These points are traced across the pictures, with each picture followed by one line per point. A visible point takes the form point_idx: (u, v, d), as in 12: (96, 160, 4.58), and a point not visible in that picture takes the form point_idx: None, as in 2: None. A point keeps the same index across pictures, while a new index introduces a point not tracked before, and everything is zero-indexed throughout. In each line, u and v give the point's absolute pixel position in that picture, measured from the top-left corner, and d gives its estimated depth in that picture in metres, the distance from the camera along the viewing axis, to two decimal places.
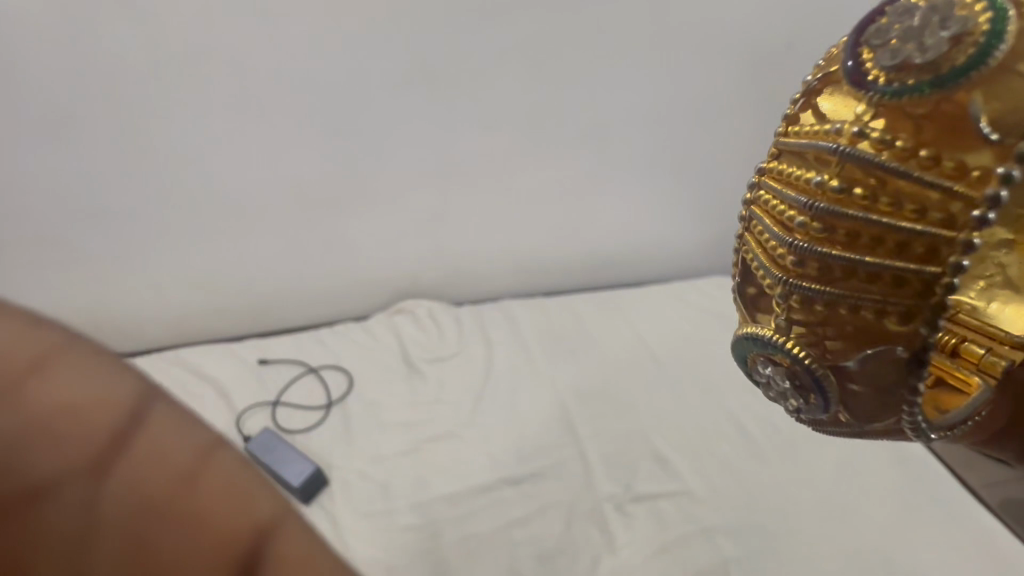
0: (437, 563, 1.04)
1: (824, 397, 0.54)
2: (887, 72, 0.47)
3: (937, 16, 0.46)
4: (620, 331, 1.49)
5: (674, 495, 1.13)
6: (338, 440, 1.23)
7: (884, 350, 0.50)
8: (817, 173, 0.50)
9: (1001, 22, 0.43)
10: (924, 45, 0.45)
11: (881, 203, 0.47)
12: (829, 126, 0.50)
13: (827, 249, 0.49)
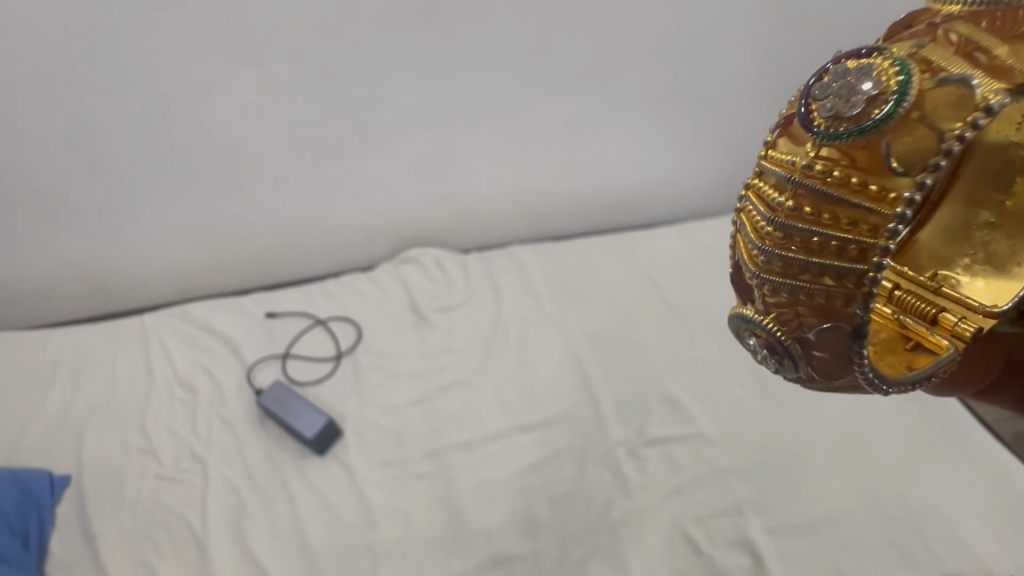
0: (454, 509, 1.06)
1: (795, 364, 0.63)
2: (825, 119, 0.54)
3: (860, 78, 0.53)
4: (631, 275, 1.46)
5: (687, 438, 1.12)
6: (350, 392, 1.23)
7: (833, 328, 0.58)
8: (779, 194, 0.58)
9: (906, 87, 0.50)
10: (851, 101, 0.52)
11: (823, 220, 0.55)
12: (788, 158, 0.57)
13: (788, 253, 0.58)
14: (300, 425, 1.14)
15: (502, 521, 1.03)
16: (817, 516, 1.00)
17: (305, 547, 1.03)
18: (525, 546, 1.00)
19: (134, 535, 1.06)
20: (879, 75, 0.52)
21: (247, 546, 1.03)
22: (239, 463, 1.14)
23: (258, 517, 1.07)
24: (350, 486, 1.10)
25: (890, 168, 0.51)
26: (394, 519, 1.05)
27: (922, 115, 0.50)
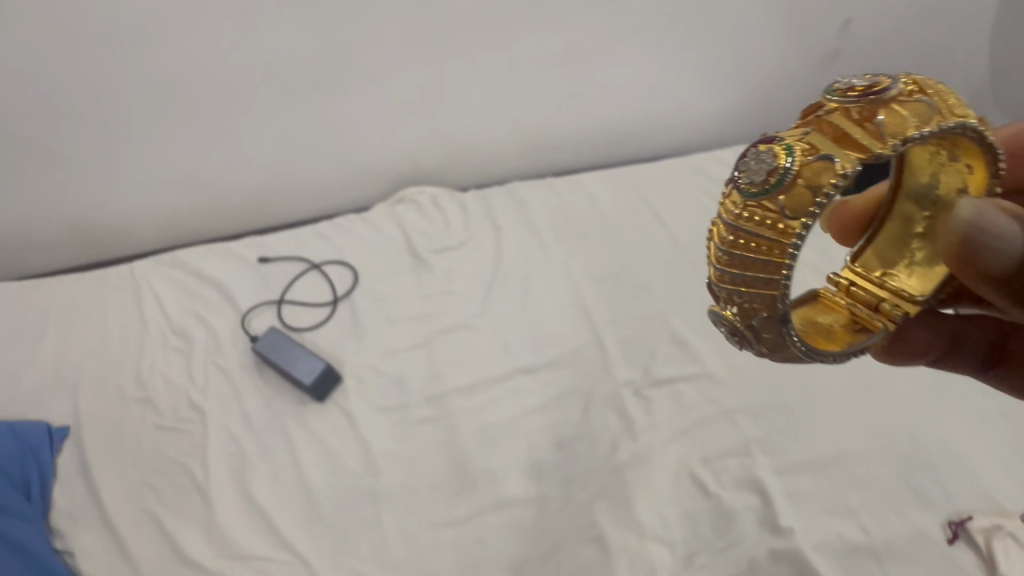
0: (456, 453, 1.04)
1: (745, 351, 0.71)
2: (743, 182, 0.65)
3: (761, 155, 0.65)
4: (636, 211, 1.40)
5: (694, 378, 1.09)
6: (347, 337, 1.20)
7: (765, 325, 0.68)
8: (720, 230, 0.68)
9: (791, 158, 0.63)
10: (757, 171, 0.64)
11: (744, 251, 0.65)
12: (723, 207, 0.68)
13: (729, 270, 0.67)
14: (297, 371, 1.11)
15: (505, 464, 1.02)
16: (827, 454, 0.98)
17: (308, 493, 1.02)
18: (530, 489, 0.99)
19: (137, 484, 1.06)
20: (771, 151, 0.64)
21: (250, 494, 1.03)
22: (238, 410, 1.12)
23: (260, 464, 1.06)
24: (351, 431, 1.08)
25: (783, 212, 0.63)
26: (396, 464, 1.04)
27: (805, 178, 0.62)
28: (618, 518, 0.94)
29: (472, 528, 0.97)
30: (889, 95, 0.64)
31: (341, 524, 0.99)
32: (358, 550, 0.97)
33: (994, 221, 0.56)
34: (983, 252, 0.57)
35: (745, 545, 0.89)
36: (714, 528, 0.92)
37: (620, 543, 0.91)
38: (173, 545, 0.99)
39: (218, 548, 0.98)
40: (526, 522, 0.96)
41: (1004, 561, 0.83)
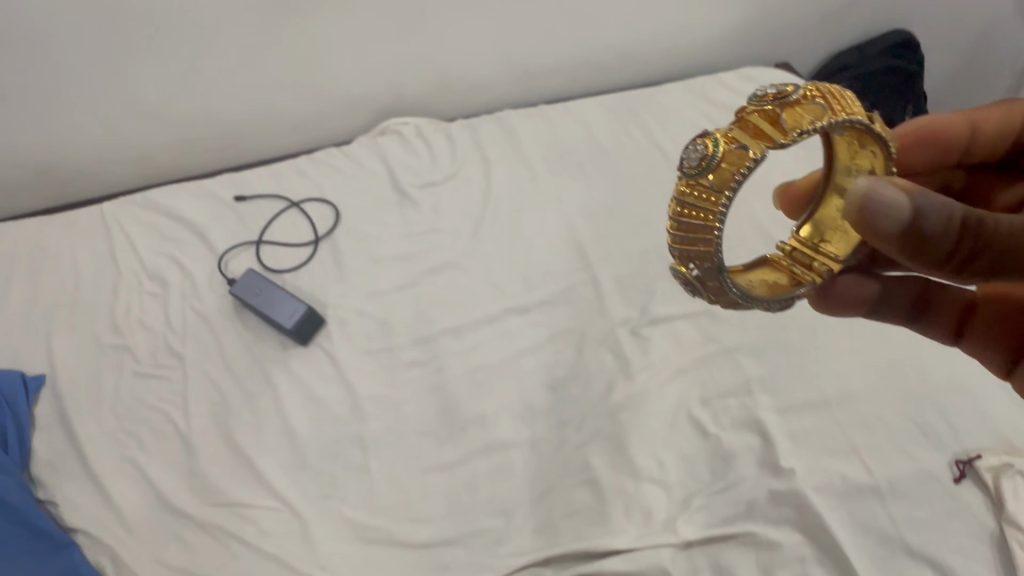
0: (446, 397, 1.00)
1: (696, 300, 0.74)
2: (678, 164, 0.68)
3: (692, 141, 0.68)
4: (634, 140, 1.31)
5: (693, 316, 1.04)
6: (330, 279, 1.14)
7: (708, 279, 0.71)
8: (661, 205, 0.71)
9: (717, 144, 0.66)
10: (689, 156, 0.67)
11: (684, 222, 0.69)
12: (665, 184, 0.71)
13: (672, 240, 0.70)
14: (279, 315, 1.06)
15: (497, 408, 0.98)
16: (831, 393, 0.94)
17: (294, 440, 0.99)
18: (521, 431, 0.96)
19: (117, 433, 1.03)
20: (698, 140, 0.67)
21: (234, 441, 1.00)
22: (219, 357, 1.08)
23: (243, 411, 1.02)
24: (337, 376, 1.04)
25: (711, 188, 0.67)
26: (384, 409, 1.01)
27: (728, 162, 0.66)
28: (612, 462, 0.91)
29: (464, 472, 0.94)
30: (796, 92, 0.68)
31: (329, 470, 0.97)
32: (349, 496, 0.95)
33: (882, 196, 0.58)
34: (875, 225, 0.60)
35: (745, 486, 0.86)
36: (712, 469, 0.89)
37: (616, 486, 0.88)
38: (158, 493, 0.97)
39: (206, 496, 0.96)
40: (519, 466, 0.93)
41: (1012, 501, 0.80)
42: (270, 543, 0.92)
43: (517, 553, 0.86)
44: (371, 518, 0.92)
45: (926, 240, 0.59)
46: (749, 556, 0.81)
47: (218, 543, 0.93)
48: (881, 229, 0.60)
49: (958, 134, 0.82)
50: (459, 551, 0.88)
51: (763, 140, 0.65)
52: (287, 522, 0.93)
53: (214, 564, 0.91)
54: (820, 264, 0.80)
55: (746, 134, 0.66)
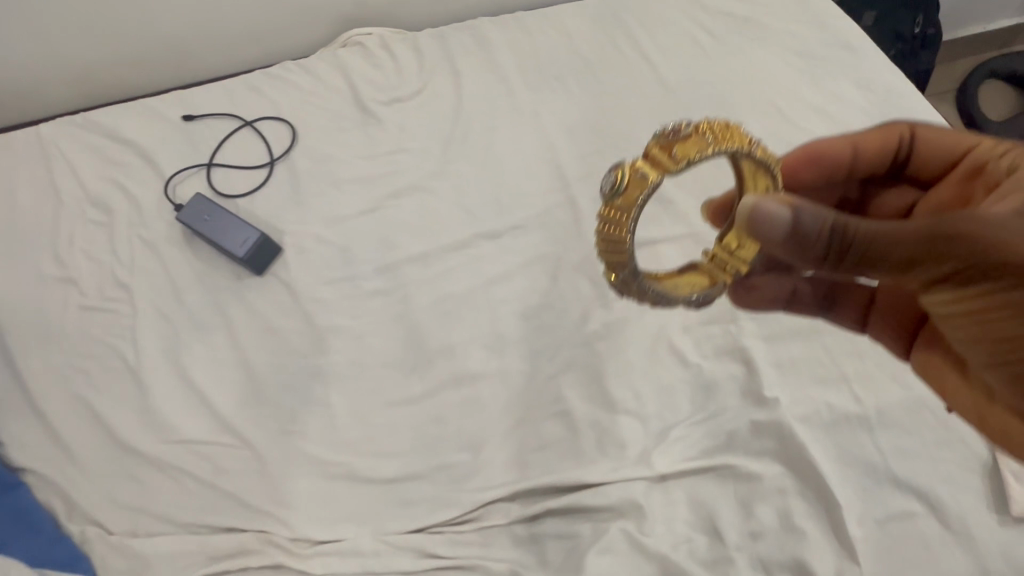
0: (412, 329, 0.94)
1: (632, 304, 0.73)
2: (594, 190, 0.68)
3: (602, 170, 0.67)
4: (620, 50, 1.19)
5: (678, 239, 0.96)
6: (287, 204, 1.05)
7: (634, 288, 0.71)
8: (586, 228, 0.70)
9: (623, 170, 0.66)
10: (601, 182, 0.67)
11: (605, 243, 0.68)
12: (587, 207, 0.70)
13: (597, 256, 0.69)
14: (231, 243, 0.98)
15: (466, 338, 0.92)
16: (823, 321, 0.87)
17: (250, 374, 0.93)
18: (492, 363, 0.90)
19: (64, 370, 0.96)
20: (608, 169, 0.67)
21: (188, 377, 0.94)
22: (170, 289, 1.00)
23: (197, 345, 0.96)
24: (295, 308, 0.97)
25: (622, 209, 0.66)
26: (347, 341, 0.94)
27: (634, 187, 0.65)
28: (587, 393, 0.86)
29: (430, 406, 0.89)
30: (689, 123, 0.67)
31: (288, 404, 0.91)
32: (309, 431, 0.89)
33: (761, 206, 0.58)
34: (756, 231, 0.60)
35: (726, 417, 0.81)
36: (693, 400, 0.83)
37: (590, 418, 0.83)
38: (110, 431, 0.92)
39: (159, 433, 0.91)
40: (489, 399, 0.88)
41: None
42: (227, 480, 0.87)
43: (484, 488, 0.82)
44: (331, 453, 0.88)
45: (800, 245, 0.58)
46: (728, 488, 0.77)
47: (174, 481, 0.88)
48: (765, 235, 0.59)
49: (843, 160, 0.79)
50: (425, 486, 0.84)
51: (658, 172, 0.66)
52: (246, 458, 0.89)
53: (170, 502, 0.87)
54: (732, 271, 0.76)
55: (647, 163, 0.66)
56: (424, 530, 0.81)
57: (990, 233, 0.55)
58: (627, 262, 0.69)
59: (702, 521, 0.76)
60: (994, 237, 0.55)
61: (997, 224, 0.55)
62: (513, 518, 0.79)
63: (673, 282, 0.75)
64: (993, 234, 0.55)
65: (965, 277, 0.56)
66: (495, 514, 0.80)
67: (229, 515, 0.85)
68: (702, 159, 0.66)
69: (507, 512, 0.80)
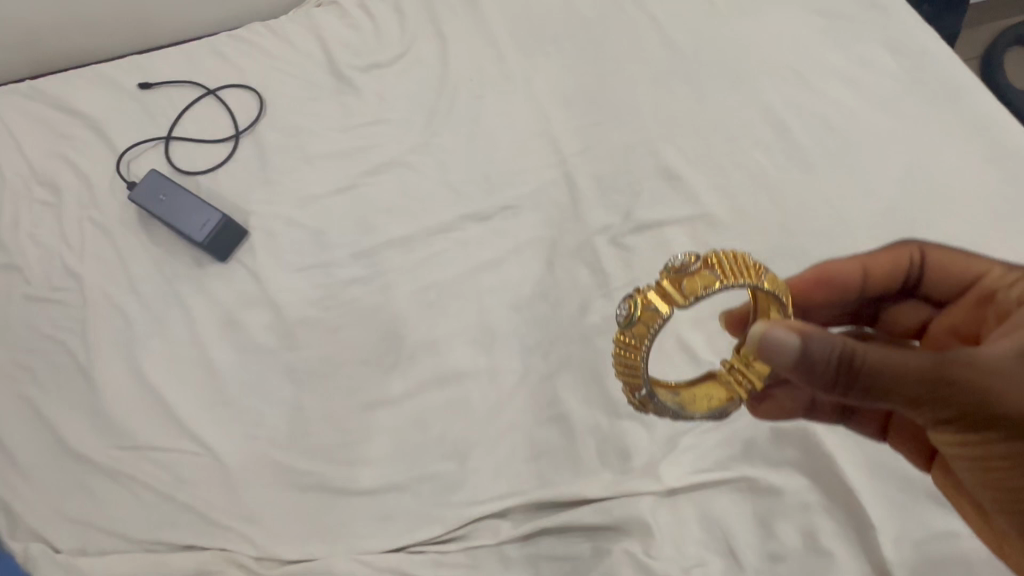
0: (390, 321, 0.84)
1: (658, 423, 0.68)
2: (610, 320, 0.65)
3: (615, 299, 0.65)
4: (622, 5, 1.06)
5: (688, 222, 0.86)
6: (253, 182, 0.95)
7: (656, 410, 0.66)
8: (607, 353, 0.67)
9: (632, 302, 0.63)
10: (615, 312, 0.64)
11: (623, 372, 0.64)
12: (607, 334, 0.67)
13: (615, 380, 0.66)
14: (190, 226, 0.88)
15: (451, 333, 0.82)
16: None
17: (213, 373, 0.84)
18: (480, 361, 0.80)
19: (7, 368, 0.87)
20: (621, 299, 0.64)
21: (143, 375, 0.85)
22: (123, 277, 0.90)
23: (152, 340, 0.87)
24: (263, 298, 0.88)
25: (635, 342, 0.63)
26: (319, 336, 0.85)
27: (645, 320, 0.62)
28: (586, 396, 0.77)
29: (412, 408, 0.79)
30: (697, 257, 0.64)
31: (255, 407, 0.82)
32: (277, 437, 0.81)
33: (771, 334, 0.51)
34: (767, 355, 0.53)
35: (742, 423, 0.73)
36: None
37: (589, 424, 0.75)
38: (58, 437, 0.82)
39: (112, 438, 0.82)
40: (477, 401, 0.78)
41: None
42: (187, 492, 0.79)
43: (472, 502, 0.73)
44: (301, 461, 0.79)
45: (809, 374, 0.51)
46: (744, 502, 0.69)
47: (128, 493, 0.79)
48: (773, 359, 0.53)
49: (855, 279, 0.70)
50: (406, 498, 0.75)
51: (669, 303, 0.62)
52: (208, 467, 0.80)
53: (123, 516, 0.78)
54: (748, 384, 0.67)
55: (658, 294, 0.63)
56: (403, 549, 0.72)
57: (995, 374, 0.51)
58: (639, 383, 0.64)
59: (715, 540, 0.67)
60: (999, 377, 0.51)
61: (1001, 364, 0.51)
62: (504, 537, 0.71)
63: (683, 397, 0.68)
64: (999, 374, 0.51)
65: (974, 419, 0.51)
66: (484, 531, 0.72)
67: (187, 531, 0.76)
68: (711, 292, 0.62)
69: (496, 530, 0.71)
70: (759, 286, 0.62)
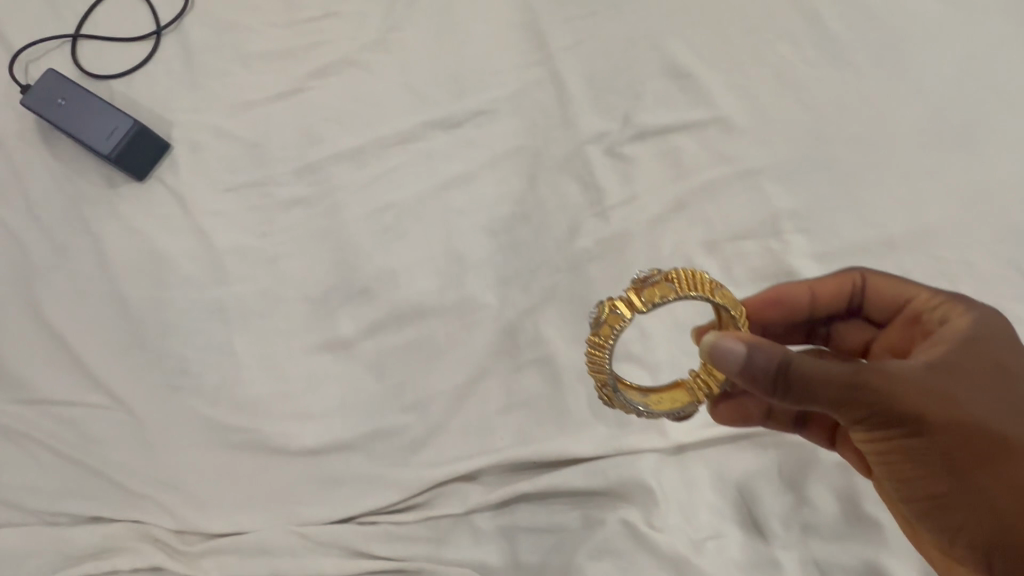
0: (340, 250, 0.70)
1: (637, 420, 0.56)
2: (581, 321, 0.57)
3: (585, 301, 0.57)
4: None
5: (700, 126, 0.70)
6: (175, 86, 0.78)
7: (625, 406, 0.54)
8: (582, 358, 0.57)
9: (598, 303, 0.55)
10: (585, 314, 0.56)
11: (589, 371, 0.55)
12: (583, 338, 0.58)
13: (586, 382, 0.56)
14: (94, 138, 0.72)
15: (413, 263, 0.68)
16: (897, 233, 0.64)
17: (127, 313, 0.69)
18: (448, 296, 0.66)
19: None
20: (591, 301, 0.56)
21: (43, 317, 0.70)
22: (15, 197, 0.74)
23: (52, 274, 0.71)
24: (187, 224, 0.72)
25: (600, 343, 0.54)
26: (254, 268, 0.70)
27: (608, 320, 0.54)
28: (575, 336, 0.63)
29: (365, 352, 0.66)
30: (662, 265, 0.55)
31: (177, 351, 0.68)
32: (202, 388, 0.66)
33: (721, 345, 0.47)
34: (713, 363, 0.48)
35: None
36: None
37: (579, 370, 0.62)
38: None
39: (5, 391, 0.68)
40: (444, 343, 0.65)
41: None
42: (95, 453, 0.65)
43: (435, 463, 0.61)
44: (231, 416, 0.65)
45: (746, 384, 0.46)
46: (769, 463, 0.56)
47: (24, 457, 0.66)
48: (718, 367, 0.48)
49: (790, 308, 0.58)
50: (357, 460, 0.62)
51: (628, 309, 0.53)
52: (120, 425, 0.66)
53: (18, 484, 0.65)
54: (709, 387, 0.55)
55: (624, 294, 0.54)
56: (352, 520, 0.60)
57: (917, 388, 0.46)
58: (605, 382, 0.54)
59: (732, 508, 0.55)
60: (919, 391, 0.46)
61: (922, 378, 0.46)
62: (473, 505, 0.58)
63: (646, 397, 0.55)
64: (920, 389, 0.46)
65: (898, 437, 0.47)
66: (450, 498, 0.60)
67: (94, 501, 0.63)
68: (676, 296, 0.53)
69: (465, 497, 0.59)
70: (714, 298, 0.53)
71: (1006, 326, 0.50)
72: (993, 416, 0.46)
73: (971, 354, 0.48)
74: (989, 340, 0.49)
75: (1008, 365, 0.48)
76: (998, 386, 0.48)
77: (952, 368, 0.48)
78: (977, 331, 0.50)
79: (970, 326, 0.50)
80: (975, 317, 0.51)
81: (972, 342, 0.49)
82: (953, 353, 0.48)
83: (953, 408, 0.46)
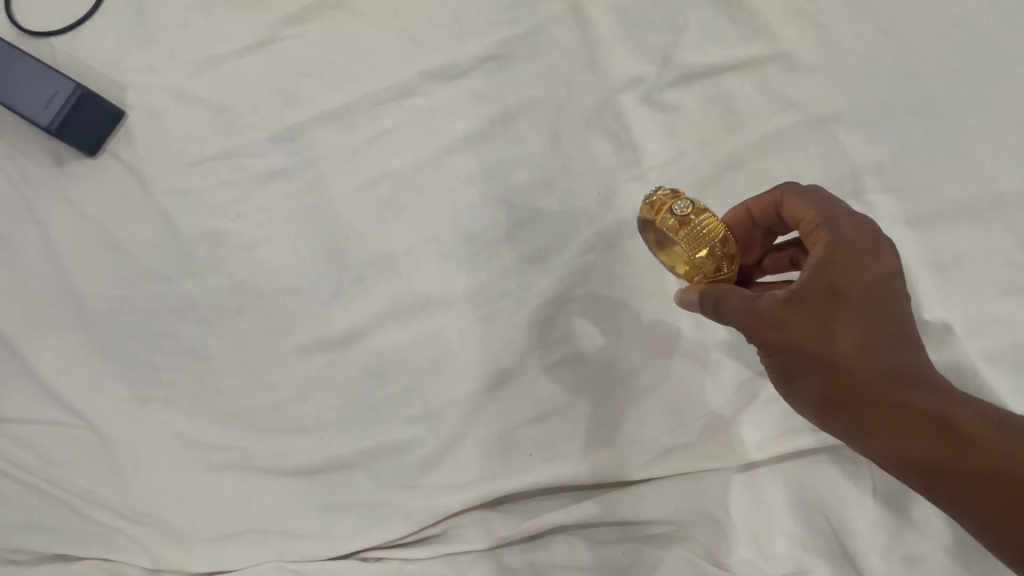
0: (328, 232, 0.59)
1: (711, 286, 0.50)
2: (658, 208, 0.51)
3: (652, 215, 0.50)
4: None
5: (757, 63, 0.58)
6: (123, 41, 0.65)
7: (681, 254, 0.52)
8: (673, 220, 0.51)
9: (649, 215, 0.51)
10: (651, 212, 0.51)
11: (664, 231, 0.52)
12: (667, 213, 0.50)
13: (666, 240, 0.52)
14: (29, 111, 0.60)
15: (417, 243, 0.57)
16: (1008, 189, 0.52)
17: (84, 316, 0.59)
18: (458, 283, 0.55)
19: None
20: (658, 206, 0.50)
21: None
22: None
23: None
24: (148, 207, 0.61)
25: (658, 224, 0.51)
26: (227, 256, 0.59)
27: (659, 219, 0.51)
28: (614, 326, 0.53)
29: (362, 354, 0.55)
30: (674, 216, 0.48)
31: (144, 357, 0.58)
32: (175, 400, 0.57)
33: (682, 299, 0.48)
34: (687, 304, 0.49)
35: None
36: None
37: (621, 369, 0.52)
38: None
39: None
40: (456, 341, 0.54)
41: None
42: (58, 480, 0.56)
43: (453, 485, 0.51)
44: (212, 433, 0.55)
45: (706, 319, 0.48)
46: (859, 479, 0.47)
47: None
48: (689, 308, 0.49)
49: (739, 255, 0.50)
50: (360, 481, 0.53)
51: (653, 211, 0.49)
52: (84, 447, 0.56)
53: None
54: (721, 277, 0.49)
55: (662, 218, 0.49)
56: (355, 555, 0.52)
57: (779, 324, 0.42)
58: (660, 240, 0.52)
59: (814, 536, 0.47)
60: (765, 321, 0.43)
61: (787, 313, 0.42)
62: (500, 538, 0.50)
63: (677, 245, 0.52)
64: (770, 322, 0.43)
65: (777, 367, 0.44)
66: (473, 529, 0.51)
67: (57, 537, 0.54)
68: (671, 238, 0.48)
69: (489, 525, 0.51)
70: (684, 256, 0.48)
71: (864, 243, 0.43)
72: (831, 342, 0.42)
73: (825, 281, 0.42)
74: (833, 268, 0.42)
75: (853, 289, 0.42)
76: (846, 312, 0.42)
77: (819, 298, 0.42)
78: (823, 256, 0.43)
79: (826, 253, 0.43)
80: (833, 240, 0.43)
81: (828, 270, 0.42)
82: (813, 280, 0.42)
83: (802, 337, 0.42)
